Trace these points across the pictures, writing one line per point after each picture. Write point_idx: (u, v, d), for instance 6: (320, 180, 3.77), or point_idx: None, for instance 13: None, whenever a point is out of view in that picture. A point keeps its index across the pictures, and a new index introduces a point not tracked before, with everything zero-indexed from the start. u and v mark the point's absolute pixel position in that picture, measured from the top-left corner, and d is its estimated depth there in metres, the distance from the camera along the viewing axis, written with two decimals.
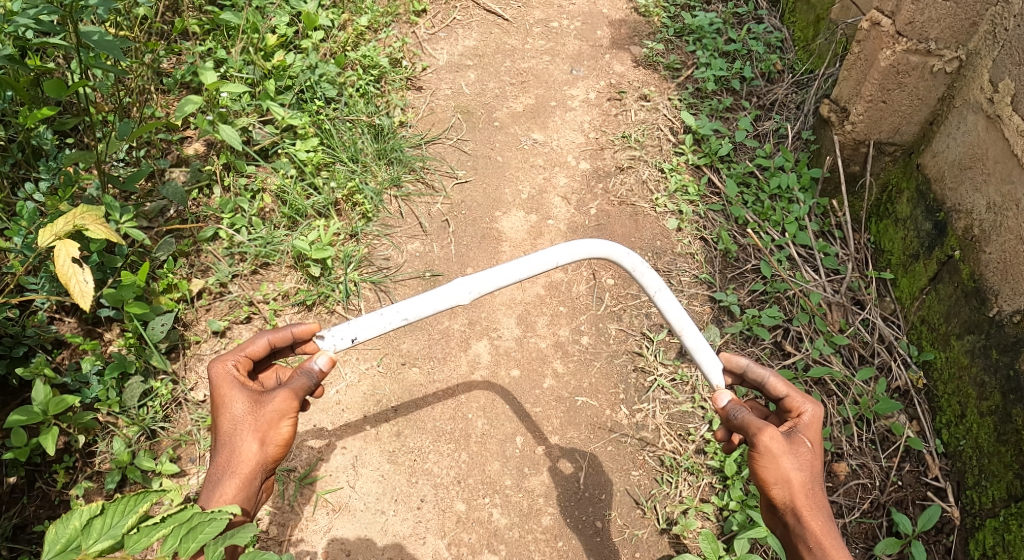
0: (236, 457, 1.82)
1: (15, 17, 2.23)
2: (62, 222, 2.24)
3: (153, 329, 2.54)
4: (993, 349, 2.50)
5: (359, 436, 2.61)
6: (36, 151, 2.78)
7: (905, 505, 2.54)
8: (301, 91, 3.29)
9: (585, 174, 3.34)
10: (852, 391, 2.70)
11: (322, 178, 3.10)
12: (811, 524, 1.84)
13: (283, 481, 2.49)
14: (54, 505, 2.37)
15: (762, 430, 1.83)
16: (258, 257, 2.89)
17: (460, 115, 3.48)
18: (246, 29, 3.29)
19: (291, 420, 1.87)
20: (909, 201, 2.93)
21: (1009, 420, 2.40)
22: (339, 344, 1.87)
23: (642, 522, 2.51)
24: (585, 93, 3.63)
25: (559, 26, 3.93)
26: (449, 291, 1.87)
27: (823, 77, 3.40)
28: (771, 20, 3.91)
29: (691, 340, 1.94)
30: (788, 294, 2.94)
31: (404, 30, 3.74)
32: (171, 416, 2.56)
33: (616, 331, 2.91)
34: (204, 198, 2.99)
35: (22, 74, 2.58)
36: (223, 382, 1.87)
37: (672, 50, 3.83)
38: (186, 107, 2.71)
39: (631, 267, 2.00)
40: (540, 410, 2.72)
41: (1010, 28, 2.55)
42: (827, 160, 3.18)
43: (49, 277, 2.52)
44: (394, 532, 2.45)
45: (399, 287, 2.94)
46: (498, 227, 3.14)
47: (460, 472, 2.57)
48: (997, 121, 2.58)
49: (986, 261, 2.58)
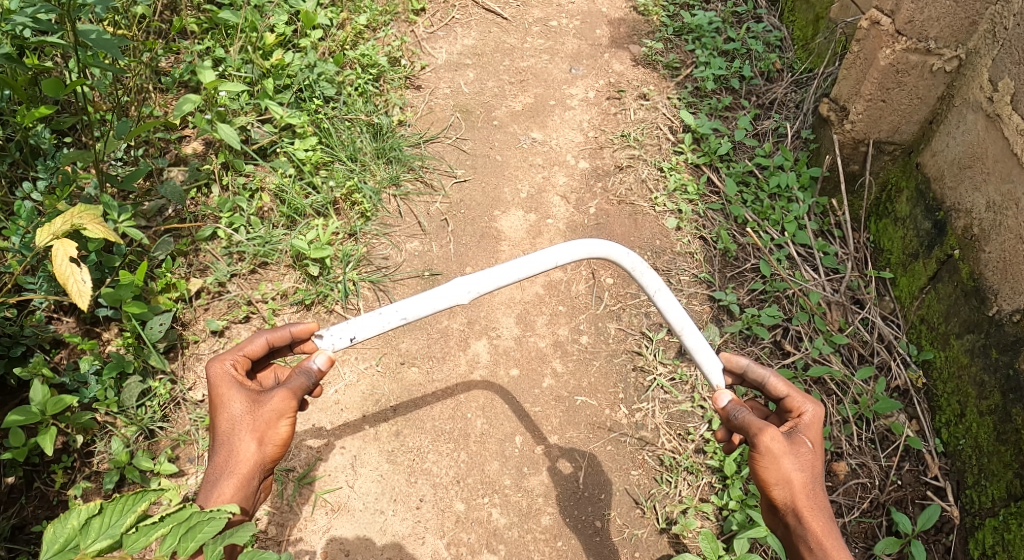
0: (234, 457, 1.82)
1: (13, 16, 2.22)
2: (60, 221, 2.23)
3: (151, 329, 2.55)
4: (993, 348, 2.50)
5: (358, 436, 2.60)
6: (34, 150, 2.78)
7: (904, 505, 2.54)
8: (299, 90, 3.28)
9: (584, 173, 3.33)
10: (852, 391, 2.70)
11: (320, 177, 3.10)
12: (812, 524, 1.84)
13: (282, 480, 2.48)
14: (51, 505, 2.37)
15: (762, 430, 1.82)
16: (256, 257, 2.88)
17: (459, 114, 3.48)
18: (244, 28, 3.28)
19: (290, 420, 1.86)
20: (908, 200, 2.93)
21: (1009, 419, 2.40)
22: (338, 344, 1.86)
23: (642, 522, 2.51)
24: (584, 92, 3.63)
25: (557, 25, 3.92)
26: (448, 291, 1.87)
27: (822, 76, 3.40)
28: (770, 18, 3.90)
29: (691, 339, 1.93)
30: (787, 293, 2.93)
31: (402, 29, 3.73)
32: (169, 415, 2.55)
33: (615, 330, 2.91)
34: (202, 197, 2.99)
35: (19, 73, 2.57)
36: (222, 382, 1.87)
37: (671, 49, 3.82)
38: (184, 106, 2.70)
39: (630, 267, 1.99)
40: (539, 410, 2.72)
41: (1009, 27, 2.55)
42: (826, 160, 3.18)
43: (47, 276, 2.51)
44: (393, 532, 2.44)
45: (398, 286, 2.93)
46: (497, 226, 3.14)
47: (459, 471, 2.57)
48: (996, 120, 2.57)
49: (985, 260, 2.58)
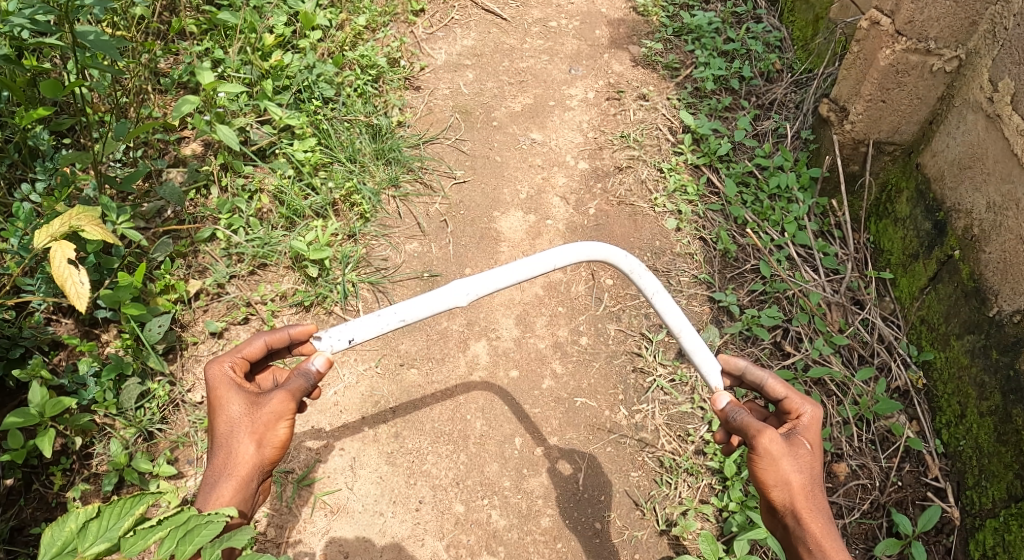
0: (232, 459, 1.81)
1: (11, 17, 2.22)
2: (58, 223, 2.23)
3: (151, 330, 2.55)
4: (993, 349, 2.50)
5: (357, 438, 2.60)
6: (33, 151, 2.77)
7: (905, 506, 2.54)
8: (299, 91, 3.28)
9: (584, 174, 3.33)
10: (852, 391, 2.70)
11: (319, 178, 3.09)
12: (811, 526, 1.83)
13: (281, 482, 2.48)
14: (51, 507, 2.36)
15: (761, 432, 1.82)
16: (255, 258, 2.88)
17: (459, 115, 3.47)
18: (243, 29, 3.28)
19: (288, 422, 1.86)
20: (908, 200, 2.93)
21: (1009, 420, 2.39)
22: (336, 345, 1.85)
23: (641, 523, 2.51)
24: (584, 93, 3.62)
25: (557, 26, 3.92)
26: (447, 293, 1.86)
27: (822, 77, 3.40)
28: (770, 18, 3.90)
29: (689, 341, 1.93)
30: (787, 294, 2.93)
31: (401, 30, 3.73)
32: (168, 417, 2.55)
33: (615, 331, 2.90)
34: (201, 198, 2.99)
35: (18, 74, 2.57)
36: (220, 383, 1.86)
37: (671, 49, 3.82)
38: (183, 106, 2.69)
39: (628, 270, 1.98)
40: (538, 411, 2.71)
41: (1009, 27, 2.54)
42: (826, 160, 3.18)
43: (46, 278, 2.51)
44: (393, 534, 2.44)
45: (397, 288, 2.93)
46: (497, 228, 3.13)
47: (458, 473, 2.56)
48: (996, 120, 2.57)
49: (986, 261, 2.57)
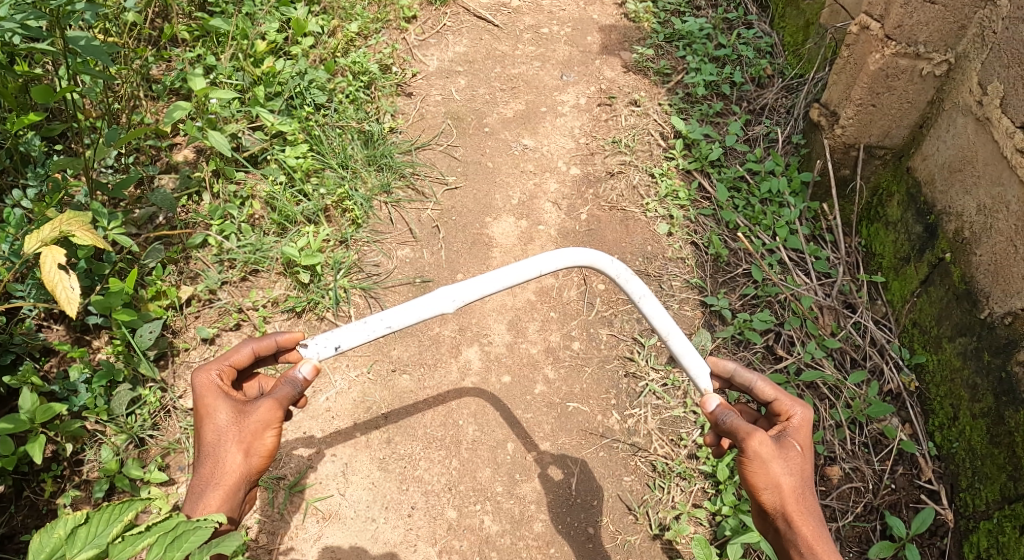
0: (219, 467, 1.80)
1: (2, 22, 2.21)
2: (47, 228, 2.20)
3: (141, 337, 2.54)
4: (986, 351, 2.49)
5: (349, 444, 2.59)
6: (24, 158, 2.77)
7: (899, 508, 2.52)
8: (290, 97, 3.30)
9: (575, 180, 3.33)
10: (844, 395, 2.69)
11: (311, 184, 3.10)
12: (802, 529, 1.82)
13: (273, 488, 2.47)
14: (41, 514, 2.36)
15: (750, 435, 1.80)
16: (248, 264, 2.88)
17: (451, 121, 3.49)
18: (235, 36, 3.34)
19: (276, 430, 1.85)
20: (900, 204, 2.95)
21: (1002, 422, 2.39)
22: (323, 353, 1.81)
23: (635, 528, 2.50)
24: (575, 98, 3.64)
25: (548, 32, 3.93)
26: (434, 299, 1.84)
27: (813, 82, 3.43)
28: (761, 24, 3.92)
29: (677, 344, 1.91)
30: (779, 298, 2.93)
31: (394, 37, 3.75)
32: (159, 423, 2.54)
33: (608, 336, 2.90)
34: (193, 205, 2.99)
35: (11, 80, 2.58)
36: (207, 391, 1.85)
37: (662, 56, 3.83)
38: (174, 113, 2.70)
39: (616, 275, 1.96)
40: (530, 416, 2.71)
41: (998, 31, 2.56)
42: (817, 164, 3.18)
43: (36, 284, 2.49)
44: (386, 540, 2.42)
45: (389, 293, 2.93)
46: (488, 233, 3.13)
47: (451, 478, 2.56)
48: (986, 123, 2.58)
49: (977, 263, 2.58)
